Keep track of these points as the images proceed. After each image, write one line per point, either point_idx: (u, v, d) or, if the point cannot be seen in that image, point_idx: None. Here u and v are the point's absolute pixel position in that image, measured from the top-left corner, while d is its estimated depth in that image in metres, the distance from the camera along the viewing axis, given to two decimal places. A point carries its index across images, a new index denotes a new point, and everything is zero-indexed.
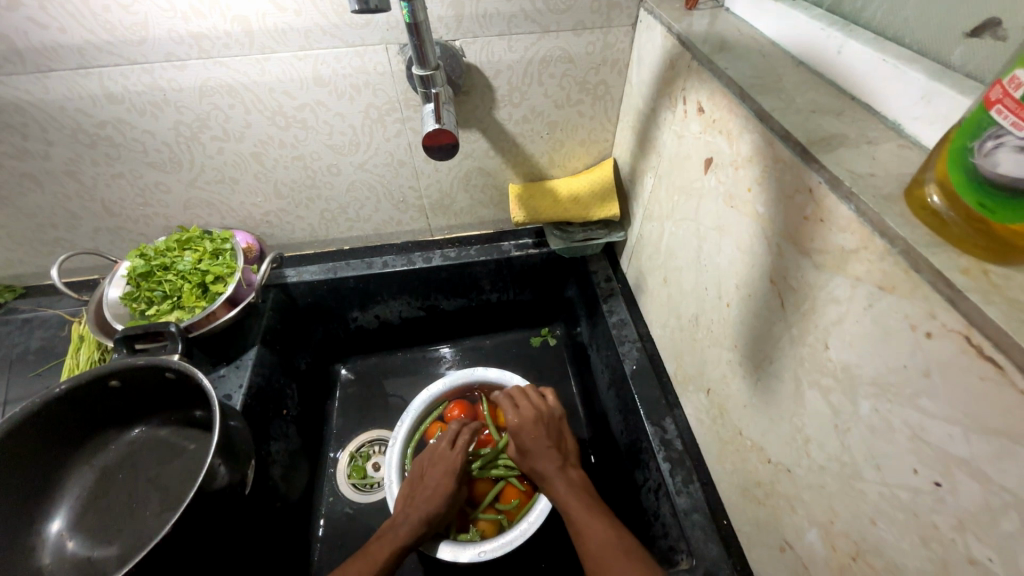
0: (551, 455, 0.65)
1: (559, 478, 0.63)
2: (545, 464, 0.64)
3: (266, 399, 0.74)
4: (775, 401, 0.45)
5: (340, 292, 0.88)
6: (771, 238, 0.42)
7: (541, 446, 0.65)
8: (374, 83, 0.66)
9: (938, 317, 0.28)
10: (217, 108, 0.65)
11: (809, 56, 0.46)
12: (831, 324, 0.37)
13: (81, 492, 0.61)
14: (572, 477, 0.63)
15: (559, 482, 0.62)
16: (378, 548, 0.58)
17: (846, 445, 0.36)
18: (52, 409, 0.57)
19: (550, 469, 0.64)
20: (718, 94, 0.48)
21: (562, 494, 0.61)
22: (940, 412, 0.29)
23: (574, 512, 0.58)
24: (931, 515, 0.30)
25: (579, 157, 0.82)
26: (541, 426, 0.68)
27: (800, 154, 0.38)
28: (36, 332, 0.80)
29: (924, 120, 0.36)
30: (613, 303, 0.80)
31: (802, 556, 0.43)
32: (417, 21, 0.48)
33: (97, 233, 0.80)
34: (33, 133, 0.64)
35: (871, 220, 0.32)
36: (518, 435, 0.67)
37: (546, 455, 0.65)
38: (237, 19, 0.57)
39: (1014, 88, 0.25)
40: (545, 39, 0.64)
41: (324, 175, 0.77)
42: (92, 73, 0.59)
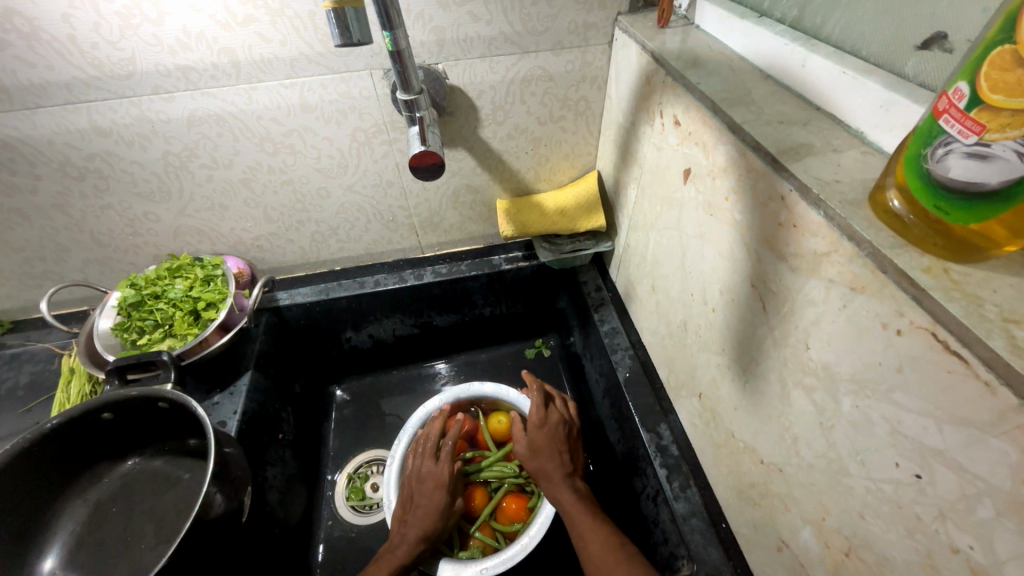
0: (558, 460, 0.65)
1: (561, 484, 0.63)
2: (553, 467, 0.65)
3: (261, 424, 0.73)
4: (763, 402, 0.46)
5: (333, 313, 0.89)
6: (750, 244, 0.44)
7: (551, 450, 0.66)
8: (359, 107, 0.67)
9: (906, 315, 0.29)
10: (205, 137, 0.66)
11: (775, 70, 0.48)
12: (810, 325, 0.38)
13: (74, 528, 0.60)
14: (575, 484, 0.63)
15: (563, 489, 0.62)
16: (376, 571, 0.58)
17: (832, 442, 0.37)
18: (44, 444, 0.56)
19: (557, 474, 0.64)
20: (692, 107, 0.50)
21: (567, 499, 0.61)
22: (915, 406, 0.30)
23: (576, 520, 0.58)
24: (914, 506, 0.31)
25: (563, 171, 0.84)
26: (556, 429, 0.69)
27: (770, 164, 0.39)
28: (24, 367, 0.79)
29: (884, 127, 0.38)
30: (604, 312, 0.81)
31: (798, 555, 0.44)
32: (399, 48, 0.50)
33: (86, 265, 0.80)
34: (21, 168, 0.65)
35: (839, 224, 0.33)
36: (535, 432, 0.68)
37: (553, 460, 0.65)
38: (224, 50, 0.58)
39: (958, 99, 0.27)
40: (524, 60, 0.66)
41: (314, 199, 0.78)
42: (80, 108, 0.60)
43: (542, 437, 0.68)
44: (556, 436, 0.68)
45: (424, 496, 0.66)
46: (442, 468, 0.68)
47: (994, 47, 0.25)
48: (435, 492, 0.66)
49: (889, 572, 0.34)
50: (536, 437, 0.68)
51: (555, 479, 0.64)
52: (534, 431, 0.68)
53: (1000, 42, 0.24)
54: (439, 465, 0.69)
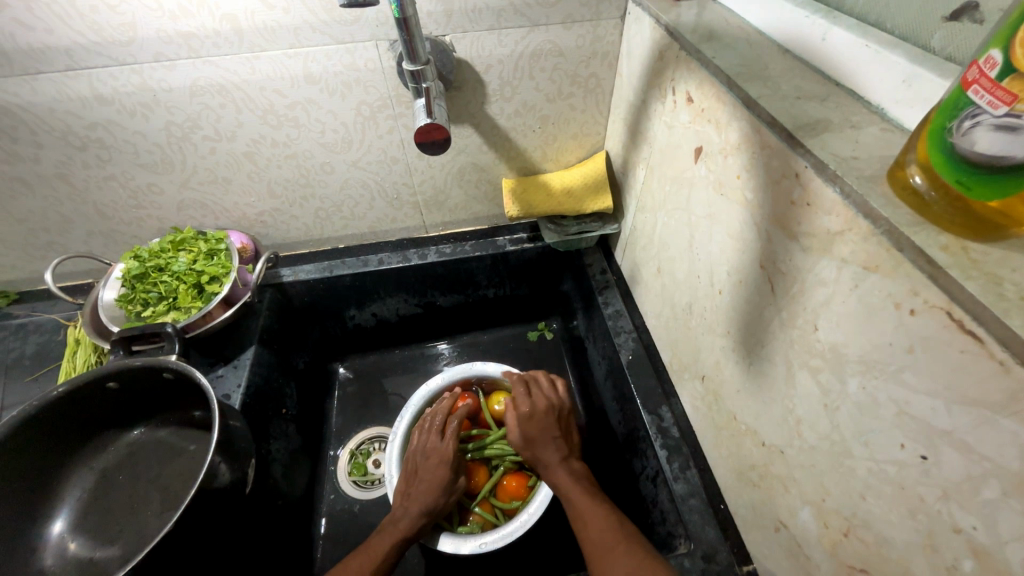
0: (554, 446, 0.66)
1: (559, 469, 0.63)
2: (549, 453, 0.65)
3: (265, 398, 0.74)
4: (766, 384, 0.46)
5: (336, 290, 0.88)
6: (760, 224, 0.43)
7: (546, 437, 0.66)
8: (364, 80, 0.66)
9: (921, 294, 0.29)
10: (208, 108, 0.65)
11: (794, 43, 0.46)
12: (819, 306, 0.37)
13: (82, 493, 0.61)
14: (573, 468, 0.64)
15: (562, 472, 0.63)
16: (379, 542, 0.58)
17: (836, 424, 0.37)
18: (50, 411, 0.57)
19: (553, 459, 0.64)
20: (706, 83, 0.49)
21: (566, 482, 0.61)
22: (924, 386, 0.29)
23: (575, 502, 0.59)
24: (918, 487, 0.31)
25: (571, 151, 0.82)
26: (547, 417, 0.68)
27: (786, 140, 0.38)
28: (31, 337, 0.79)
29: (906, 103, 0.36)
30: (608, 295, 0.81)
31: (796, 536, 0.44)
32: (406, 15, 0.48)
33: (90, 237, 0.80)
34: (22, 137, 0.64)
35: (855, 202, 0.33)
36: (525, 425, 0.67)
37: (548, 445, 0.66)
38: (226, 17, 0.57)
39: (989, 68, 0.25)
40: (534, 33, 0.64)
41: (317, 174, 0.77)
42: (81, 75, 0.59)
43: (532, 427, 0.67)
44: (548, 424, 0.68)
45: (428, 471, 0.67)
46: (446, 445, 0.69)
47: None
48: (439, 467, 0.67)
49: (887, 552, 0.34)
50: (527, 428, 0.67)
51: (551, 464, 0.64)
52: (525, 420, 0.68)
53: None
54: (444, 443, 0.69)
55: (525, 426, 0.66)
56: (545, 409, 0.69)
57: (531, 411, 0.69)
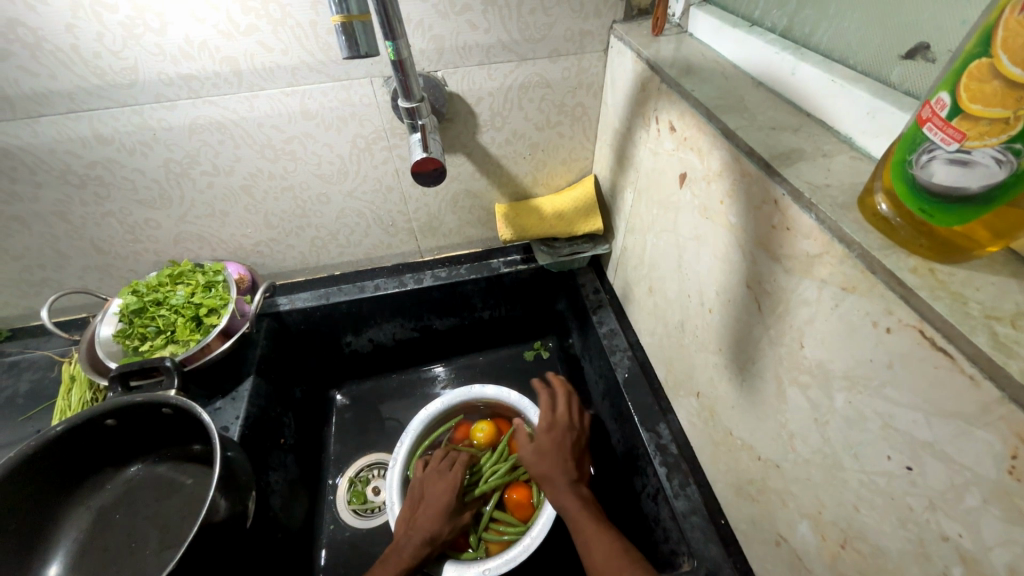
0: (563, 473, 0.66)
1: (565, 491, 0.64)
2: (555, 482, 0.65)
3: (263, 429, 0.74)
4: (759, 400, 0.47)
5: (333, 317, 0.89)
6: (745, 246, 0.45)
7: (554, 468, 0.66)
8: (360, 114, 0.68)
9: (895, 313, 0.31)
10: (207, 144, 0.67)
11: (766, 77, 0.50)
12: (804, 324, 0.39)
13: (78, 535, 0.60)
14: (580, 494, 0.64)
15: (568, 498, 0.63)
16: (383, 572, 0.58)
17: (826, 437, 0.39)
18: (48, 451, 0.57)
19: (563, 489, 0.64)
20: (686, 114, 0.51)
21: (569, 513, 0.61)
22: (905, 400, 0.31)
23: (581, 534, 0.58)
24: (906, 497, 0.32)
25: (561, 175, 0.85)
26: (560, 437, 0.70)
27: (763, 168, 0.41)
28: (24, 375, 0.78)
29: (871, 133, 0.39)
30: (602, 314, 0.83)
31: (796, 549, 0.45)
32: (402, 57, 0.51)
33: (86, 272, 0.80)
34: (22, 177, 0.65)
35: (830, 227, 0.35)
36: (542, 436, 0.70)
37: (559, 467, 0.66)
38: (226, 60, 0.59)
39: (940, 108, 0.28)
40: (522, 67, 0.68)
41: (314, 204, 0.79)
42: (81, 116, 0.61)
43: (547, 442, 0.69)
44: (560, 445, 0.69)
45: (433, 498, 0.67)
46: (454, 473, 0.71)
47: (971, 60, 0.26)
48: (444, 494, 0.68)
49: (883, 561, 0.35)
50: (542, 443, 0.69)
51: (557, 495, 0.64)
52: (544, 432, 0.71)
53: (976, 55, 0.26)
54: (450, 473, 0.71)
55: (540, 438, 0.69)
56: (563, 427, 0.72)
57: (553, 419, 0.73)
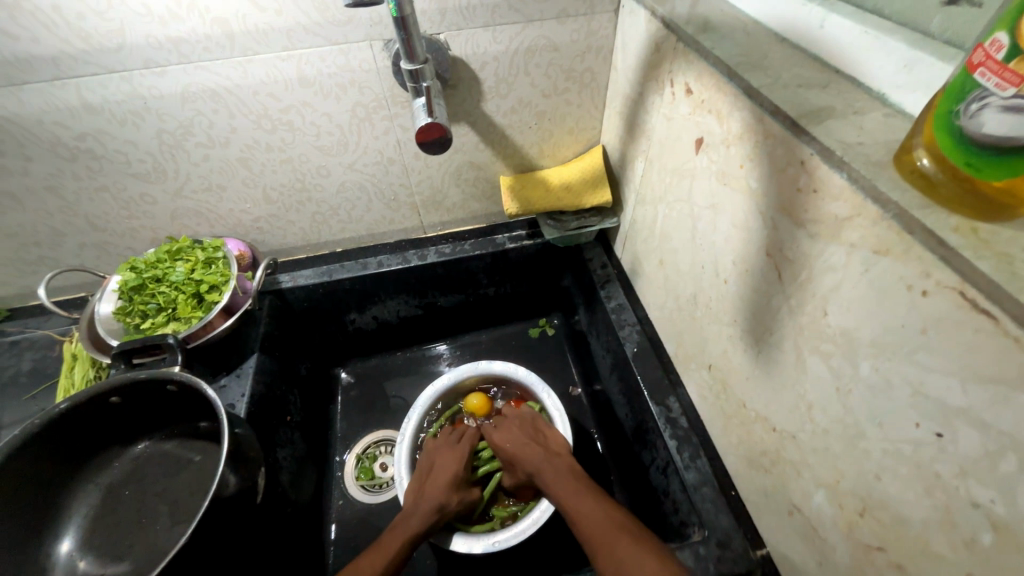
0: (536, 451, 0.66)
1: (546, 469, 0.63)
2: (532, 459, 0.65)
3: (269, 406, 0.73)
4: (776, 371, 0.46)
5: (336, 294, 0.88)
6: (766, 213, 0.44)
7: (523, 445, 0.67)
8: (359, 80, 0.65)
9: (933, 276, 0.29)
10: (200, 114, 0.64)
11: (791, 32, 0.47)
12: (828, 291, 0.38)
13: (87, 512, 0.60)
14: (562, 467, 0.63)
15: (548, 469, 0.63)
16: (389, 541, 0.57)
17: (849, 407, 0.38)
18: (53, 428, 0.56)
19: (539, 464, 0.64)
20: (705, 74, 0.49)
21: (553, 484, 0.61)
22: (939, 366, 0.30)
23: (568, 500, 0.57)
24: (934, 465, 0.32)
25: (567, 146, 0.82)
26: (518, 430, 0.70)
27: (790, 128, 0.39)
28: (26, 354, 0.78)
29: (908, 87, 0.37)
30: (610, 289, 0.81)
31: (810, 518, 0.45)
32: (404, 14, 0.48)
33: (82, 249, 0.78)
34: (9, 149, 0.62)
35: (864, 187, 0.33)
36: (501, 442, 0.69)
37: (531, 455, 0.66)
38: (217, 21, 0.56)
39: (995, 51, 0.26)
40: (529, 28, 0.64)
41: (313, 177, 0.76)
42: (68, 84, 0.58)
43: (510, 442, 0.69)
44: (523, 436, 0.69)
45: (439, 471, 0.68)
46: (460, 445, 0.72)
47: None
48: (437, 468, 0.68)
49: (905, 529, 0.35)
50: (505, 446, 0.69)
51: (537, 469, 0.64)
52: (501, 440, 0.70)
53: None
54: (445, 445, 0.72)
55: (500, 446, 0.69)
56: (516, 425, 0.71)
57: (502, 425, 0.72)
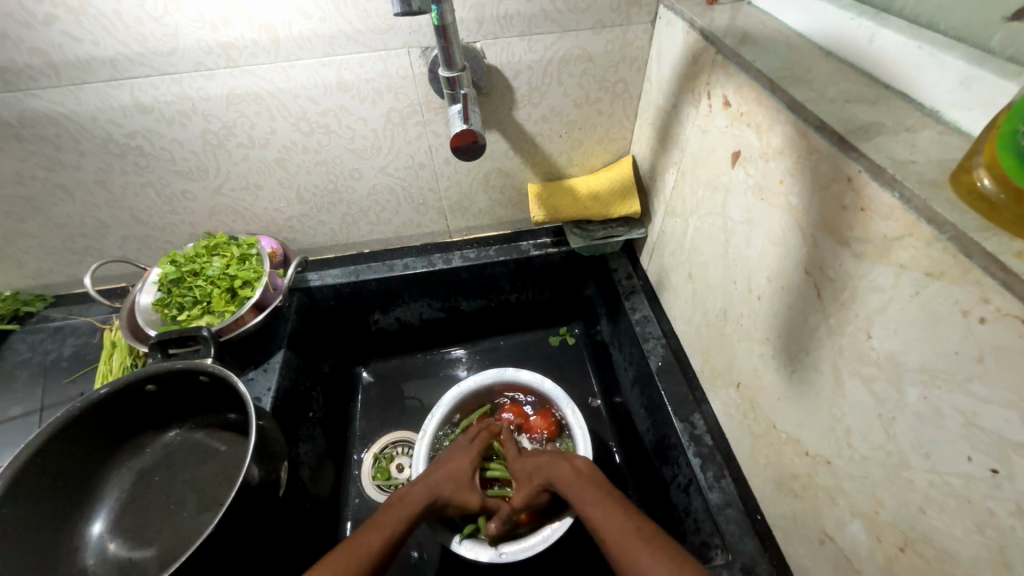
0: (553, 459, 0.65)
1: (562, 469, 0.62)
2: (546, 461, 0.65)
3: (293, 401, 0.75)
4: (811, 392, 0.45)
5: (362, 294, 0.89)
6: (806, 229, 0.42)
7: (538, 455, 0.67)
8: (395, 86, 0.67)
9: (992, 302, 0.28)
10: (243, 115, 0.66)
11: (838, 46, 0.46)
12: (873, 313, 0.37)
13: (120, 495, 0.62)
14: (578, 466, 0.62)
15: (566, 472, 0.62)
16: (396, 524, 0.56)
17: (891, 434, 0.36)
18: (93, 413, 0.58)
19: (556, 465, 0.64)
20: (745, 87, 0.48)
21: (572, 490, 0.59)
22: (996, 397, 0.29)
23: (585, 502, 0.57)
24: (987, 501, 0.30)
25: (597, 156, 0.82)
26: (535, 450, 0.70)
27: (836, 144, 0.38)
28: (68, 340, 0.81)
29: (963, 106, 0.36)
30: (635, 300, 0.80)
31: (844, 549, 0.43)
32: (445, 23, 0.49)
33: (125, 242, 0.82)
34: (66, 145, 0.66)
35: (916, 206, 0.32)
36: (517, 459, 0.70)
37: (547, 458, 0.66)
38: (264, 27, 0.58)
39: None
40: (564, 38, 0.65)
41: (346, 179, 0.78)
42: (123, 85, 0.61)
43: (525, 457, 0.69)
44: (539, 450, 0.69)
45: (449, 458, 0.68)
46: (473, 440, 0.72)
47: None
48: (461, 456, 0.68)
49: (950, 567, 0.33)
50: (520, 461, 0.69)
51: (556, 473, 0.63)
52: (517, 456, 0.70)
53: None
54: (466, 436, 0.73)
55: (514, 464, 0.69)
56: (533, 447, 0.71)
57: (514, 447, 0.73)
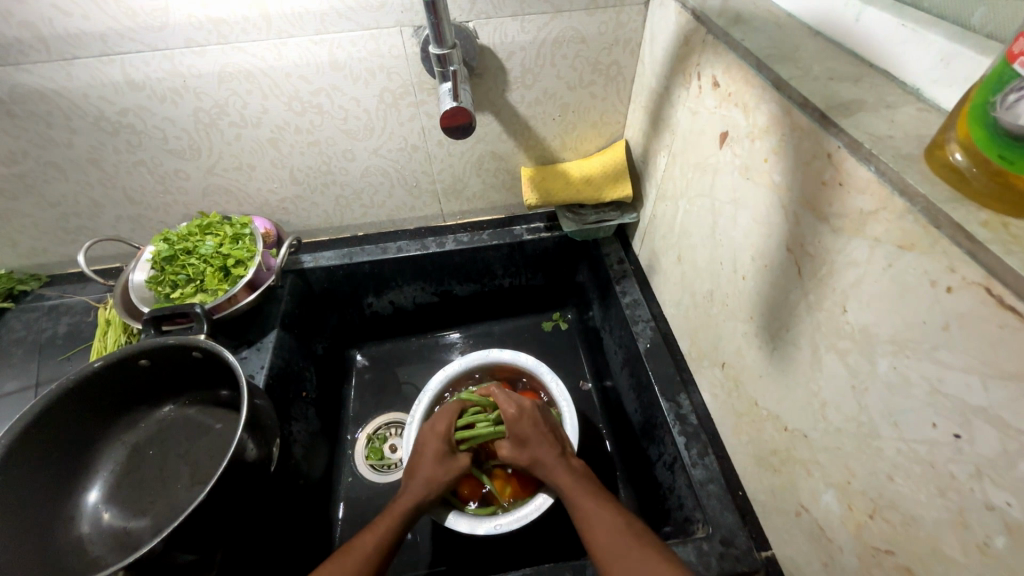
0: (549, 445, 0.63)
1: (557, 467, 0.61)
2: (544, 453, 0.62)
3: (287, 380, 0.76)
4: (791, 369, 0.46)
5: (355, 277, 0.90)
6: (788, 207, 0.43)
7: (538, 435, 0.64)
8: (388, 66, 0.67)
9: (958, 271, 0.29)
10: (235, 94, 0.66)
11: (825, 26, 0.46)
12: (849, 287, 0.37)
13: (115, 467, 0.63)
14: (572, 465, 0.61)
15: (560, 471, 0.60)
16: (383, 520, 0.57)
17: (864, 405, 0.37)
18: (87, 386, 0.59)
19: (550, 460, 0.61)
20: (733, 67, 0.49)
21: (566, 487, 0.58)
22: (959, 364, 0.29)
23: (576, 503, 0.56)
24: (949, 466, 0.31)
25: (590, 140, 0.82)
26: (534, 416, 0.66)
27: (818, 120, 0.38)
28: (63, 318, 0.82)
29: (943, 83, 0.37)
30: (626, 284, 0.81)
31: (819, 520, 0.44)
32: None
33: (119, 221, 0.82)
34: (57, 121, 0.66)
35: (891, 179, 0.32)
36: (514, 425, 0.65)
37: (543, 446, 0.63)
38: (255, 4, 0.58)
39: None
40: (557, 19, 0.65)
41: (339, 160, 0.78)
42: (114, 60, 0.61)
43: (525, 426, 0.65)
44: (537, 423, 0.66)
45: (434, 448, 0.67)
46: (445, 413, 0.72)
47: None
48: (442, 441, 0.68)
49: (915, 530, 0.34)
50: (519, 428, 0.65)
51: (549, 468, 0.61)
52: (513, 423, 0.66)
53: None
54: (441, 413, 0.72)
55: (514, 429, 0.64)
56: (531, 410, 0.66)
57: (509, 404, 0.67)
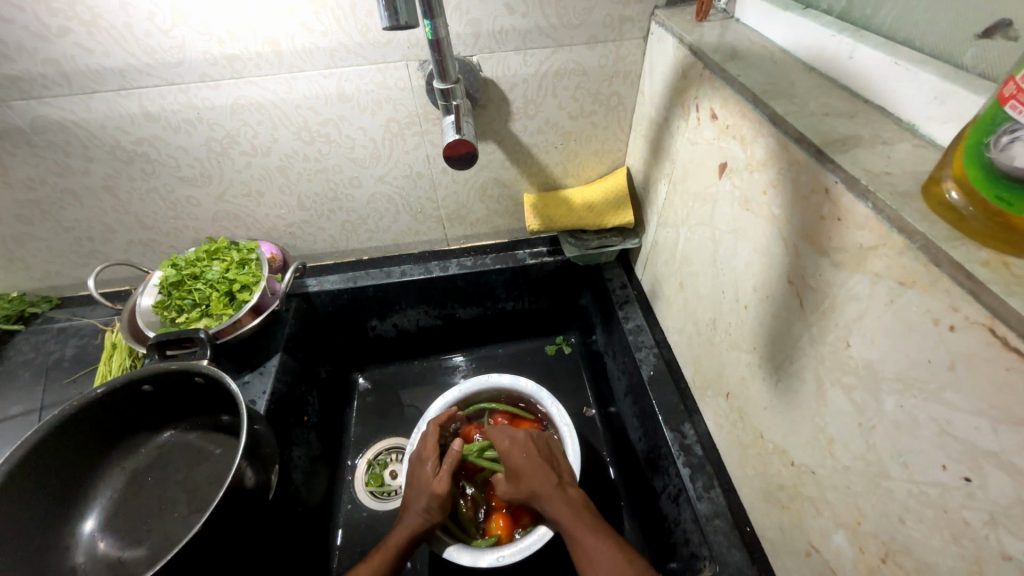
0: (544, 475, 0.61)
1: (553, 498, 0.59)
2: (540, 484, 0.60)
3: (288, 405, 0.75)
4: (796, 402, 0.45)
5: (359, 301, 0.91)
6: (788, 239, 0.43)
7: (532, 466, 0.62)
8: (394, 98, 0.69)
9: (961, 310, 0.28)
10: (246, 125, 0.69)
11: (820, 62, 0.47)
12: (851, 322, 0.37)
13: (113, 494, 0.63)
14: (570, 495, 0.59)
15: (557, 503, 0.58)
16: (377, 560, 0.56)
17: (871, 443, 0.36)
18: (90, 412, 0.59)
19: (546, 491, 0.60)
20: (730, 100, 0.49)
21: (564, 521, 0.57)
22: (967, 405, 0.29)
23: (576, 537, 0.55)
24: (962, 511, 0.30)
25: (592, 167, 0.83)
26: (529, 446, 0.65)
27: (814, 155, 0.39)
28: (71, 341, 0.83)
29: (938, 119, 0.37)
30: (628, 309, 0.81)
31: (829, 561, 0.43)
32: (439, 37, 0.51)
33: (130, 246, 0.84)
34: (75, 151, 0.68)
35: (889, 217, 0.32)
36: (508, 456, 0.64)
37: (539, 478, 0.61)
38: (268, 41, 0.60)
39: None
40: (558, 53, 0.66)
41: (346, 187, 0.80)
42: (132, 94, 0.63)
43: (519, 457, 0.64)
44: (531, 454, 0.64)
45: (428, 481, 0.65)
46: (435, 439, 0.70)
47: None
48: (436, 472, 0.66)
49: None
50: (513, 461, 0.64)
51: (545, 500, 0.59)
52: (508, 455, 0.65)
53: None
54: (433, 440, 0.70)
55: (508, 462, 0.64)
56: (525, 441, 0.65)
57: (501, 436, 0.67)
